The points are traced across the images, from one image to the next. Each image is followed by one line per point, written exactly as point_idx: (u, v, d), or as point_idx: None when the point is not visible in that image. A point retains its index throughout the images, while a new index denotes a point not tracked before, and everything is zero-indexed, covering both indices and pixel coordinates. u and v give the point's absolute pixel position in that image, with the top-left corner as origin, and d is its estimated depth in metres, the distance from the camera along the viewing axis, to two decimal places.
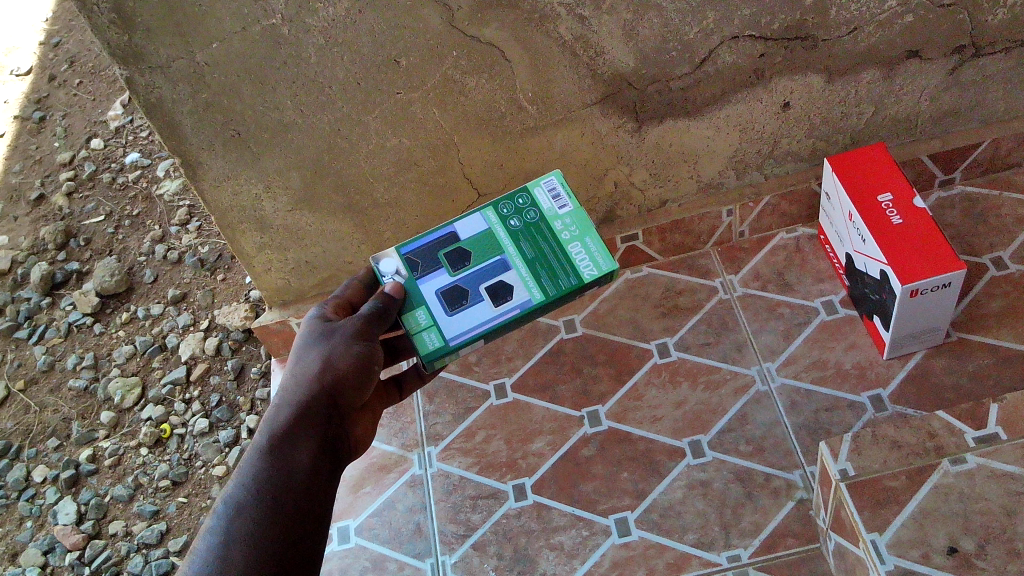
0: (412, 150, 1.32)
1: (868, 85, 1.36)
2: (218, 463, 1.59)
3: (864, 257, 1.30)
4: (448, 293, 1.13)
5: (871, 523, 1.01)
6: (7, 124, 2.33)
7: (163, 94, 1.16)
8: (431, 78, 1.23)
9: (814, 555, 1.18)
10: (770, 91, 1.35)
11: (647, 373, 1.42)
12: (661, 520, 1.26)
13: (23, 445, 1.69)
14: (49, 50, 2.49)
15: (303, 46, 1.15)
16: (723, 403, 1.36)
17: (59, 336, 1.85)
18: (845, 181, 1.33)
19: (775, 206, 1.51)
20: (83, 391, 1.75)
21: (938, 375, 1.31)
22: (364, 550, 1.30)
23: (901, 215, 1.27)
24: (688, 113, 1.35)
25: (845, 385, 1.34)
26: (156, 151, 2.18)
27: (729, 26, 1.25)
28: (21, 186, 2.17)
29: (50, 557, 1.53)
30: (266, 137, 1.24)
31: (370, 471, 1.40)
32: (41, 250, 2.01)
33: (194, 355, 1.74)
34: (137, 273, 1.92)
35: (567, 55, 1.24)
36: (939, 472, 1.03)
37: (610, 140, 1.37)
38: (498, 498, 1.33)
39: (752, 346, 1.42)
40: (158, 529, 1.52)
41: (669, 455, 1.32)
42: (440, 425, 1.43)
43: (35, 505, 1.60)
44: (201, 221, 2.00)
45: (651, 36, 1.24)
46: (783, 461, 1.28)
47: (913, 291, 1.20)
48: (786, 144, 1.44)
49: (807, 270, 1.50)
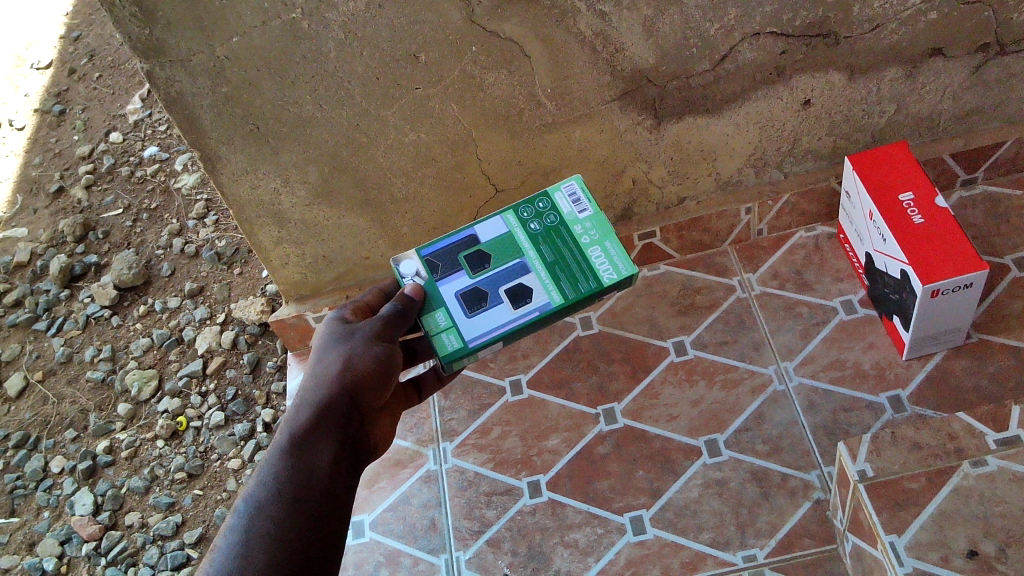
0: (430, 145, 1.32)
1: (891, 83, 1.35)
2: (234, 456, 1.60)
3: (885, 256, 1.29)
4: (468, 295, 1.12)
5: (890, 525, 1.01)
6: (27, 117, 2.35)
7: (183, 88, 1.16)
8: (450, 74, 1.23)
9: (831, 556, 1.18)
10: (791, 89, 1.34)
11: (664, 371, 1.42)
12: (676, 518, 1.25)
13: (42, 436, 1.71)
14: (69, 44, 2.51)
15: (323, 41, 1.15)
16: (740, 402, 1.36)
17: (77, 328, 1.86)
18: (866, 180, 1.31)
19: (794, 204, 1.50)
20: (100, 382, 1.76)
21: (959, 376, 1.30)
22: (379, 544, 1.31)
23: (922, 214, 1.25)
24: (707, 110, 1.34)
25: (863, 385, 1.33)
26: (174, 145, 2.19)
27: (750, 23, 1.24)
28: (41, 178, 2.19)
29: (67, 547, 1.54)
30: (284, 131, 1.25)
31: (385, 466, 1.40)
32: (60, 242, 2.02)
33: (210, 348, 1.74)
34: (155, 266, 1.93)
35: (587, 51, 1.23)
36: (959, 475, 1.02)
37: (629, 136, 1.37)
38: (513, 495, 1.32)
39: (769, 345, 1.41)
40: (174, 521, 1.53)
41: (685, 453, 1.32)
42: (456, 421, 1.43)
43: (53, 496, 1.62)
44: (219, 214, 2.01)
45: (672, 33, 1.23)
46: (800, 461, 1.27)
47: (933, 292, 1.19)
48: (806, 142, 1.43)
49: (826, 269, 1.49)
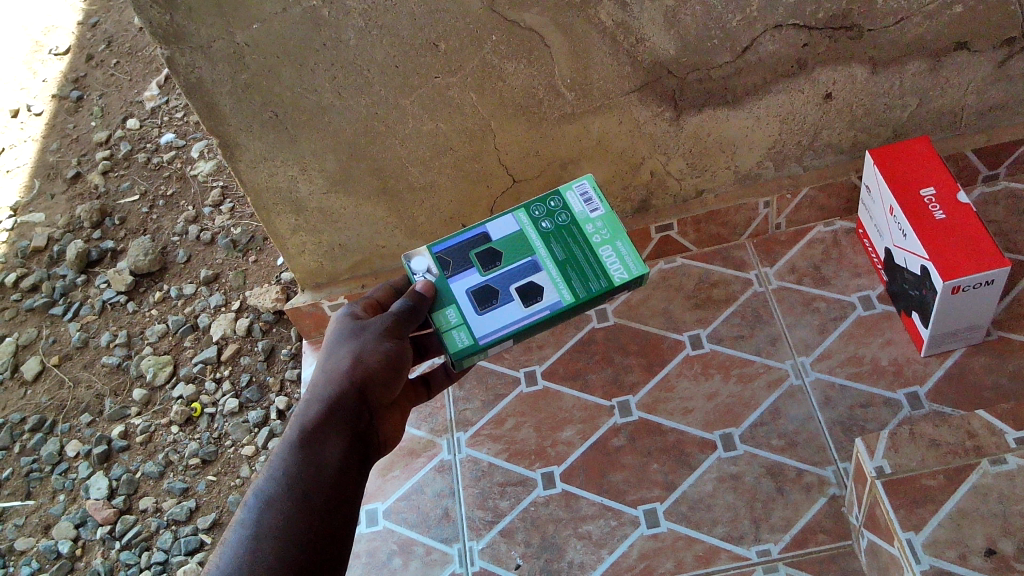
0: (448, 135, 1.32)
1: (914, 77, 1.34)
2: (247, 443, 1.60)
3: (905, 252, 1.28)
4: (479, 293, 1.12)
5: (907, 522, 1.00)
6: (45, 102, 2.36)
7: (203, 74, 1.17)
8: (470, 64, 1.22)
9: (846, 552, 1.17)
10: (813, 82, 1.32)
11: (679, 364, 1.41)
12: (690, 512, 1.25)
13: (57, 420, 1.72)
14: (87, 30, 2.52)
15: (343, 28, 1.15)
16: (756, 397, 1.35)
17: (93, 314, 1.87)
18: (887, 175, 1.30)
19: (813, 199, 1.49)
20: (116, 367, 1.77)
21: (978, 374, 1.29)
22: (393, 533, 1.31)
23: (944, 210, 1.24)
24: (728, 103, 1.34)
25: (880, 381, 1.32)
26: (191, 132, 2.19)
27: (773, 15, 1.23)
28: (58, 163, 2.20)
29: (82, 530, 1.55)
30: (303, 119, 1.25)
31: (399, 455, 1.40)
32: (77, 228, 2.03)
33: (225, 335, 1.75)
34: (170, 253, 1.94)
35: (607, 41, 1.23)
36: (978, 473, 1.01)
37: (648, 128, 1.36)
38: (527, 486, 1.32)
39: (786, 339, 1.41)
40: (188, 506, 1.53)
41: (700, 447, 1.31)
42: (470, 411, 1.43)
43: (68, 479, 1.63)
44: (234, 202, 2.01)
45: (693, 24, 1.22)
46: (816, 456, 1.27)
47: (955, 288, 1.18)
48: (827, 135, 1.42)
49: (844, 264, 1.48)
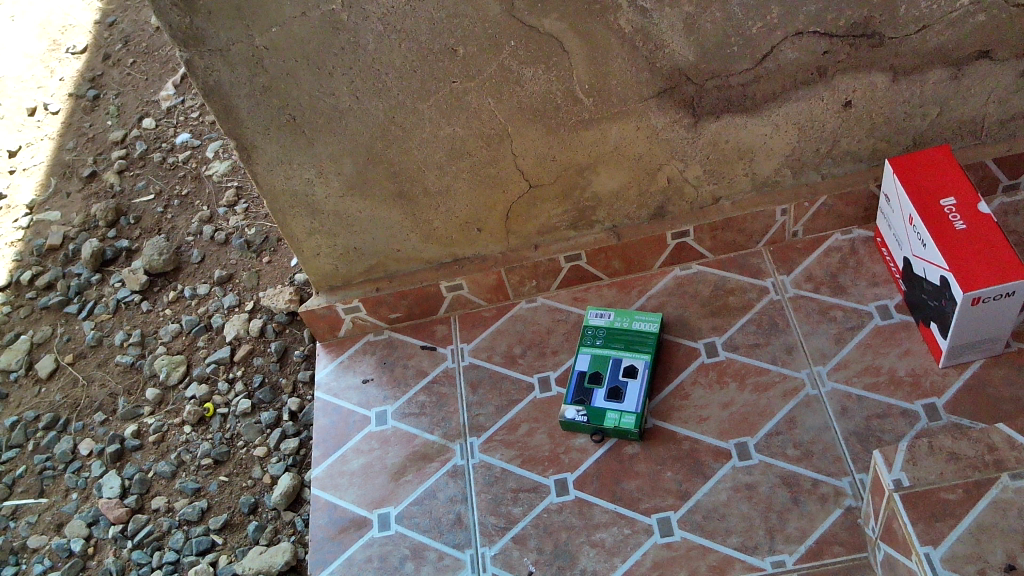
0: (466, 140, 1.31)
1: (935, 85, 1.33)
2: (259, 443, 1.60)
3: (924, 262, 1.27)
4: None
5: (925, 535, 0.99)
6: (62, 101, 2.36)
7: (221, 77, 1.17)
8: (488, 69, 1.22)
9: (861, 564, 1.16)
10: (832, 89, 1.32)
11: (694, 372, 1.41)
12: (704, 521, 1.24)
13: (71, 419, 1.72)
14: (105, 29, 2.53)
15: (362, 33, 1.15)
16: (771, 406, 1.34)
17: (107, 313, 1.88)
18: (906, 184, 1.30)
19: (831, 207, 1.48)
20: (129, 366, 1.77)
21: (997, 386, 1.28)
22: (405, 538, 1.31)
23: (964, 220, 1.23)
24: (746, 109, 1.33)
25: (898, 392, 1.31)
26: (206, 132, 2.20)
27: (794, 22, 1.22)
28: (74, 162, 2.21)
29: (94, 529, 1.55)
30: (321, 122, 1.25)
31: (412, 459, 1.40)
32: (93, 227, 2.04)
33: (239, 336, 1.75)
34: (185, 252, 1.94)
35: (626, 48, 1.22)
36: (997, 487, 1.00)
37: (667, 135, 1.35)
38: (540, 492, 1.32)
39: (802, 349, 1.40)
40: (199, 506, 1.53)
41: (714, 456, 1.31)
42: (483, 417, 1.43)
43: (81, 478, 1.63)
44: (249, 203, 2.02)
45: (713, 31, 1.22)
46: (832, 467, 1.26)
47: (974, 299, 1.17)
48: (846, 143, 1.41)
49: (862, 273, 1.47)
